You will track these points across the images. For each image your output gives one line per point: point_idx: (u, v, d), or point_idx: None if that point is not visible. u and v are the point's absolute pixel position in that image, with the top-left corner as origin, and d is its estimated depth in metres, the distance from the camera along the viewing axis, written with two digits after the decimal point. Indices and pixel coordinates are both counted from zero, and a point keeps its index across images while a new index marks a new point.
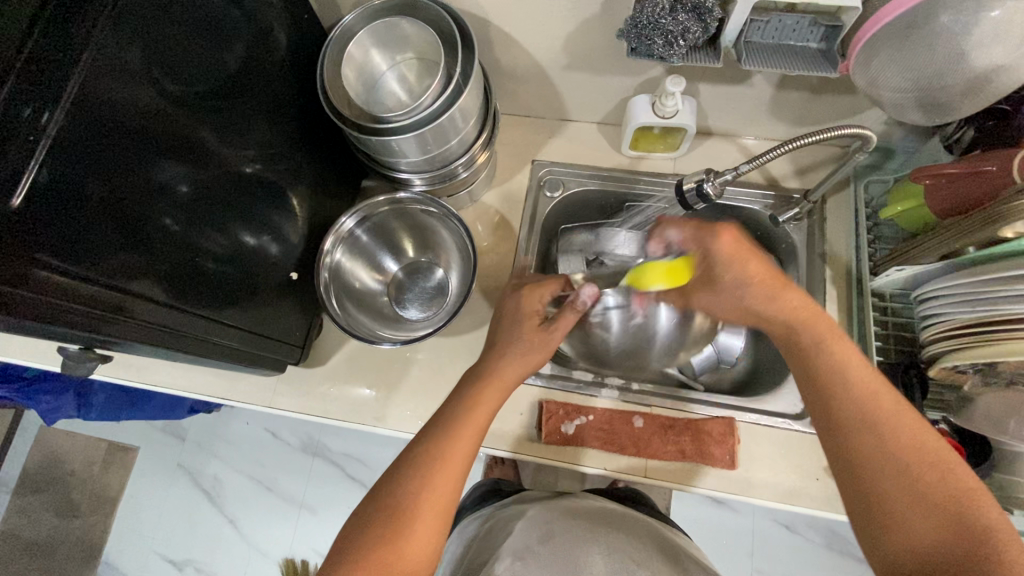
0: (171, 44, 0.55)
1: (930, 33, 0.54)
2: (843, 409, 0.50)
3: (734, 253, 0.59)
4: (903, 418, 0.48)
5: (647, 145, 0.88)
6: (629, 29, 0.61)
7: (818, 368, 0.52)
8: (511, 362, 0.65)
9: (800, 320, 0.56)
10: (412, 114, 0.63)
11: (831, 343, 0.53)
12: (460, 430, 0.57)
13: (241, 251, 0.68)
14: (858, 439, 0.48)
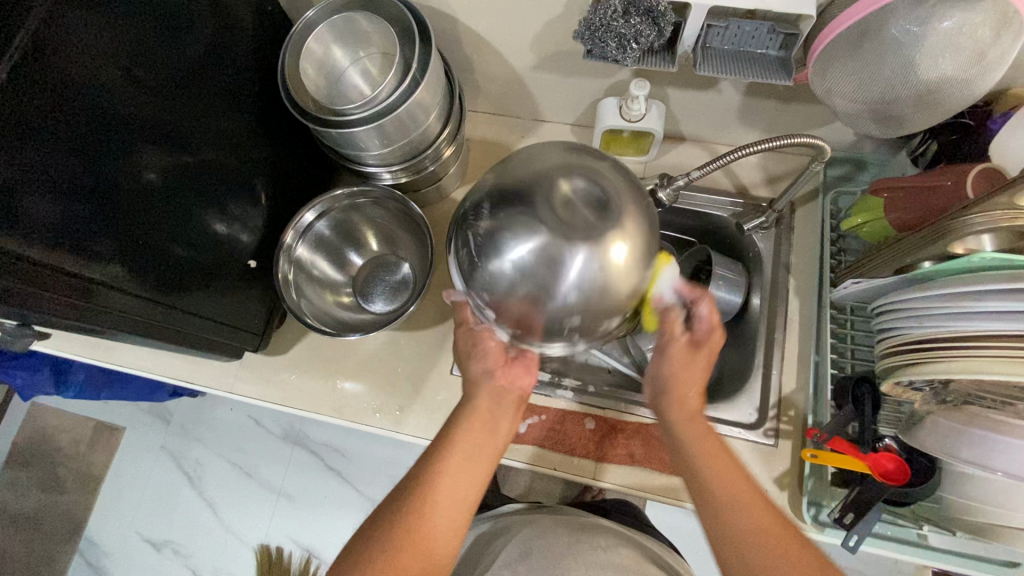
0: (127, 33, 0.55)
1: (881, 43, 0.53)
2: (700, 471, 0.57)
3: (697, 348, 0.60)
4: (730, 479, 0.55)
5: (619, 148, 0.88)
6: (583, 31, 0.61)
7: (701, 469, 0.57)
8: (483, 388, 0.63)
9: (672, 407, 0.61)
10: (369, 106, 0.63)
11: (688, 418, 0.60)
12: (441, 478, 0.57)
13: (211, 238, 0.70)
14: (746, 544, 0.52)
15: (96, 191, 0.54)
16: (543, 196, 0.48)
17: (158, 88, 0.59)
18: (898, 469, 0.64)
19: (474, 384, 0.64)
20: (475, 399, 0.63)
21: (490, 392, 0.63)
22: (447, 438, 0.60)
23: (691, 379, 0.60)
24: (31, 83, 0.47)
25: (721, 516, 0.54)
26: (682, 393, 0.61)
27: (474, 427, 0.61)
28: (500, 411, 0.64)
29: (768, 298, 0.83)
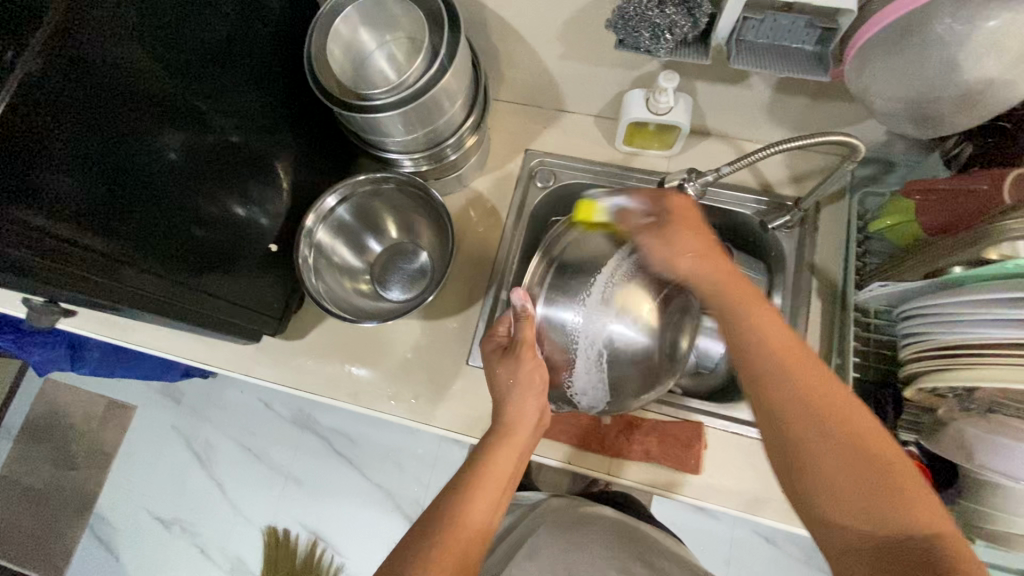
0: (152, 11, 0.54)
1: (924, 40, 0.52)
2: (762, 357, 0.50)
3: (676, 221, 0.57)
4: (815, 371, 0.49)
5: (642, 141, 0.87)
6: (616, 20, 0.60)
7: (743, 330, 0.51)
8: (521, 412, 0.65)
9: (718, 285, 0.54)
10: (396, 91, 0.62)
11: (749, 305, 0.52)
12: (479, 499, 0.60)
13: (229, 220, 0.70)
14: (793, 398, 0.48)
15: (117, 168, 0.54)
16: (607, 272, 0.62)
17: (181, 68, 0.59)
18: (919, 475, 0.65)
19: (518, 413, 0.65)
20: (516, 429, 0.64)
21: (523, 423, 0.65)
22: (485, 466, 0.62)
23: (719, 271, 0.55)
24: (56, 58, 0.46)
25: (777, 391, 0.49)
26: (665, 259, 0.57)
27: (512, 453, 0.64)
28: (531, 444, 0.67)
29: (789, 298, 0.81)
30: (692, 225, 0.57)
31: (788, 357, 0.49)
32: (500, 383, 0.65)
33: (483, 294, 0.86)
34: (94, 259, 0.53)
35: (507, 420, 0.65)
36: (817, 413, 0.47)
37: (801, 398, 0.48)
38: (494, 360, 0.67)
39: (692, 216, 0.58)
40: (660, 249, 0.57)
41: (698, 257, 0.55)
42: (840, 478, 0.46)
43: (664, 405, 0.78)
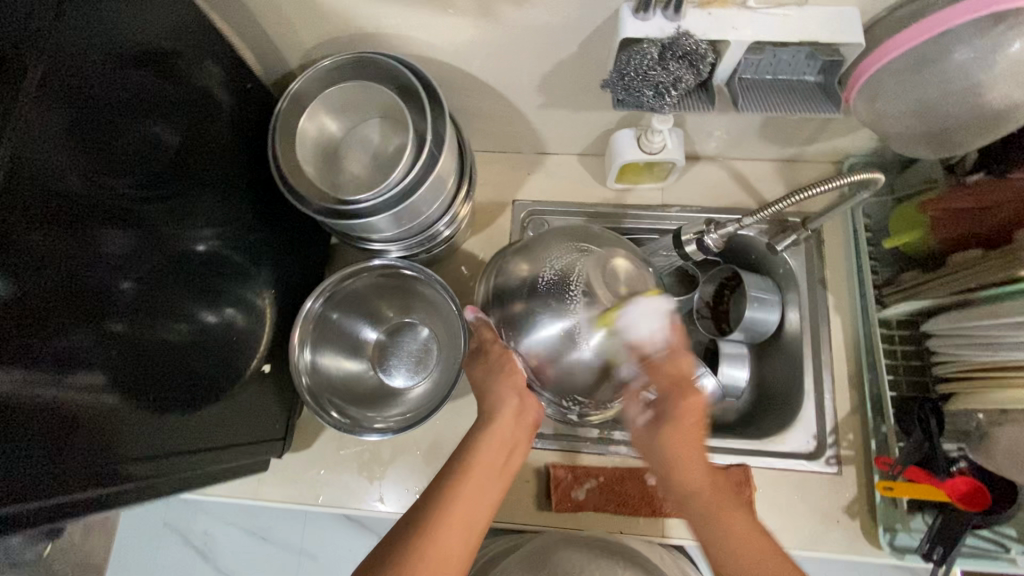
0: (103, 127, 0.46)
1: (944, 70, 0.50)
2: (690, 505, 0.56)
3: (685, 419, 0.59)
4: (729, 517, 0.54)
5: (634, 176, 0.82)
6: (614, 80, 0.55)
7: (670, 480, 0.58)
8: (506, 414, 0.60)
9: (668, 450, 0.58)
10: (383, 192, 0.55)
11: (681, 462, 0.57)
12: (457, 499, 0.54)
13: (205, 333, 0.62)
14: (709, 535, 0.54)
15: (81, 312, 0.45)
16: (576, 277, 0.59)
17: (138, 180, 0.51)
18: (978, 493, 0.63)
19: (497, 401, 0.61)
20: (500, 410, 0.60)
21: (513, 417, 0.61)
22: (460, 463, 0.57)
23: (686, 418, 0.58)
24: (4, 198, 0.38)
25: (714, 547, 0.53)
26: (657, 457, 0.59)
27: (495, 441, 0.59)
28: (520, 436, 0.61)
29: (807, 317, 0.79)
30: (686, 423, 0.58)
31: (709, 501, 0.56)
32: (478, 383, 0.63)
33: None
34: (72, 424, 0.44)
35: (485, 413, 0.61)
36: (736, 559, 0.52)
37: (712, 526, 0.54)
38: (469, 364, 0.65)
39: (694, 404, 0.59)
40: (661, 434, 0.59)
41: (676, 445, 0.58)
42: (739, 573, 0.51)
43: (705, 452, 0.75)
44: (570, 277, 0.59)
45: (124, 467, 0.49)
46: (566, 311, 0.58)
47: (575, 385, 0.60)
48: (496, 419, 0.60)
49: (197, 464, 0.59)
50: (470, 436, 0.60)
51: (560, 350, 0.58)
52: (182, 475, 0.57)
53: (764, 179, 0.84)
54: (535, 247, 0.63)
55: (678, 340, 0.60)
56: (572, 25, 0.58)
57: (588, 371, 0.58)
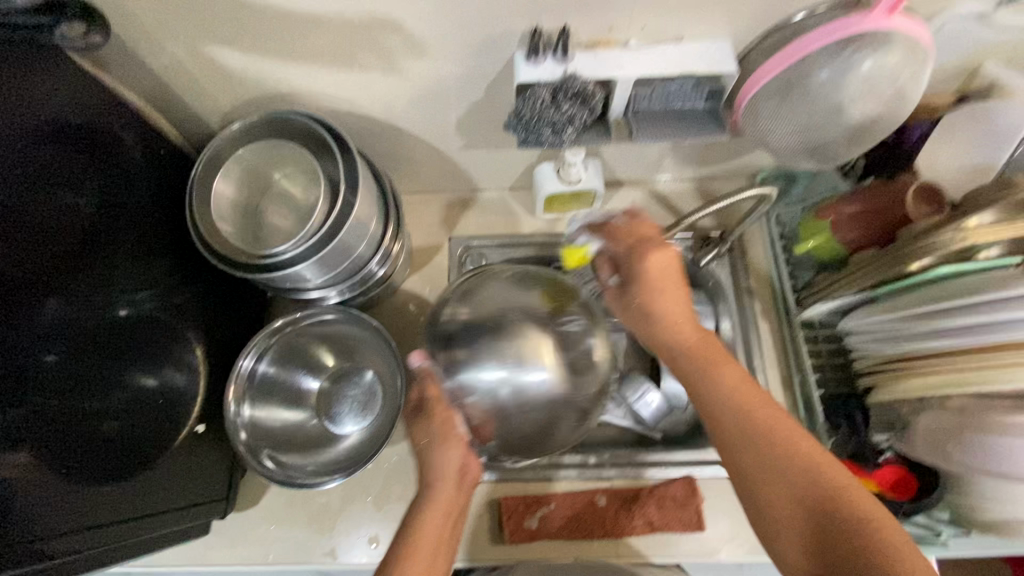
0: (0, 204, 0.47)
1: (809, 89, 0.54)
2: (726, 416, 0.53)
3: (659, 277, 0.58)
4: (774, 417, 0.52)
5: (562, 206, 0.86)
6: (515, 122, 0.58)
7: (698, 388, 0.55)
8: (445, 481, 0.61)
9: (698, 354, 0.56)
10: (303, 241, 0.57)
11: (714, 369, 0.55)
12: None
13: (140, 398, 0.62)
14: (739, 436, 0.52)
15: None
16: (529, 327, 0.63)
17: (47, 253, 0.51)
18: (905, 481, 0.66)
19: (437, 472, 0.62)
20: (438, 478, 0.61)
21: (451, 482, 0.61)
22: (405, 547, 0.58)
23: (671, 283, 0.58)
24: None
25: (741, 467, 0.52)
26: (644, 316, 0.59)
27: (438, 514, 0.60)
28: (463, 499, 0.62)
29: (738, 326, 0.82)
30: (667, 279, 0.58)
31: (747, 409, 0.53)
32: (418, 447, 0.63)
33: None
34: None
35: (426, 484, 0.61)
36: (784, 470, 0.50)
37: (763, 446, 0.51)
38: (411, 423, 0.65)
39: (672, 270, 0.59)
40: (646, 304, 0.58)
41: (662, 303, 0.58)
42: (788, 495, 0.49)
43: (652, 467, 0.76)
44: (523, 327, 0.63)
45: (43, 546, 0.49)
46: (512, 360, 0.62)
47: (515, 438, 0.64)
48: (438, 488, 0.61)
49: (134, 530, 0.58)
50: (413, 511, 0.60)
51: (505, 400, 0.62)
52: (114, 544, 0.56)
53: (685, 198, 0.88)
54: (484, 287, 0.66)
55: (636, 225, 0.61)
56: (474, 72, 0.61)
57: (531, 421, 0.63)
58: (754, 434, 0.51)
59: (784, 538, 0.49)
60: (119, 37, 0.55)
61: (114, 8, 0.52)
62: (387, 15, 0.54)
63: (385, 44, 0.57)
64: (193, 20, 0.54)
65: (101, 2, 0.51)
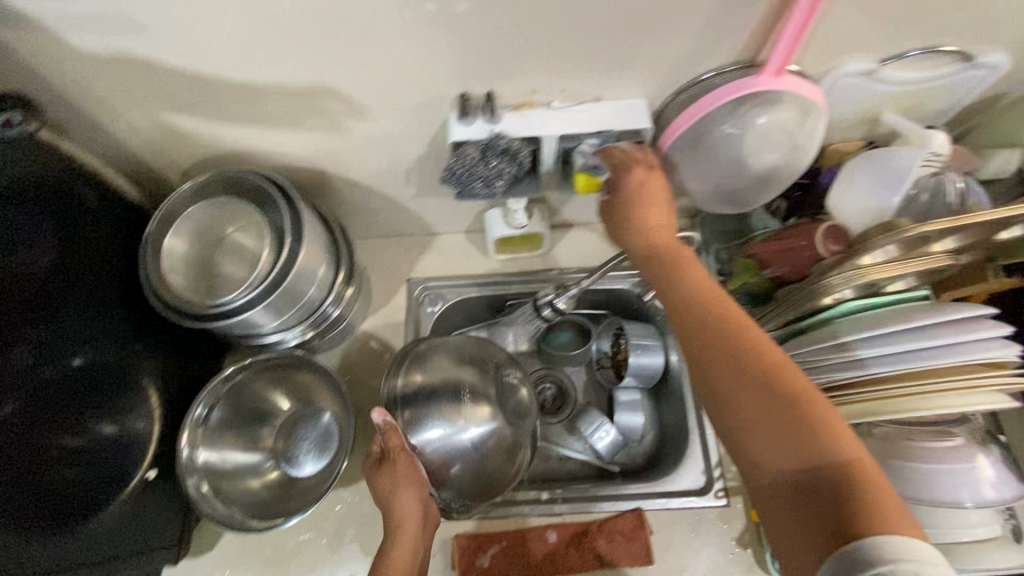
0: None
1: (715, 141, 0.59)
2: (689, 313, 0.52)
3: (641, 189, 0.59)
4: (735, 317, 0.50)
5: (514, 248, 0.90)
6: (449, 178, 0.63)
7: (655, 278, 0.56)
8: (411, 518, 0.65)
9: (661, 251, 0.57)
10: (250, 290, 0.61)
11: (681, 270, 0.55)
12: None
13: (94, 448, 0.63)
14: (704, 333, 0.50)
15: None
16: (474, 388, 0.76)
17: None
18: None
19: (401, 512, 0.65)
20: (405, 516, 0.65)
21: (417, 518, 0.66)
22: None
23: (657, 193, 0.59)
24: None
25: (708, 375, 0.49)
26: (625, 223, 0.59)
27: (410, 548, 0.64)
28: (425, 536, 0.67)
29: None
30: (654, 194, 0.59)
31: (719, 316, 0.51)
32: (381, 495, 0.67)
33: None
34: None
35: (391, 526, 0.65)
36: (742, 361, 0.48)
37: (721, 343, 0.49)
38: (370, 474, 0.69)
39: (658, 183, 0.59)
40: (628, 211, 0.59)
41: (644, 208, 0.58)
42: (747, 388, 0.47)
43: (602, 501, 0.78)
44: (463, 390, 0.76)
45: None
46: (455, 418, 0.74)
47: (466, 483, 0.74)
48: (403, 527, 0.65)
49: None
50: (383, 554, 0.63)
51: (456, 453, 0.73)
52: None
53: None
54: (435, 355, 0.77)
55: (638, 150, 0.61)
56: (415, 130, 0.66)
57: (478, 467, 0.74)
58: (716, 326, 0.50)
59: (755, 441, 0.46)
60: (79, 106, 0.59)
61: (73, 82, 0.56)
62: (328, 83, 0.59)
63: (328, 108, 0.62)
64: (147, 91, 0.58)
65: (60, 77, 0.56)
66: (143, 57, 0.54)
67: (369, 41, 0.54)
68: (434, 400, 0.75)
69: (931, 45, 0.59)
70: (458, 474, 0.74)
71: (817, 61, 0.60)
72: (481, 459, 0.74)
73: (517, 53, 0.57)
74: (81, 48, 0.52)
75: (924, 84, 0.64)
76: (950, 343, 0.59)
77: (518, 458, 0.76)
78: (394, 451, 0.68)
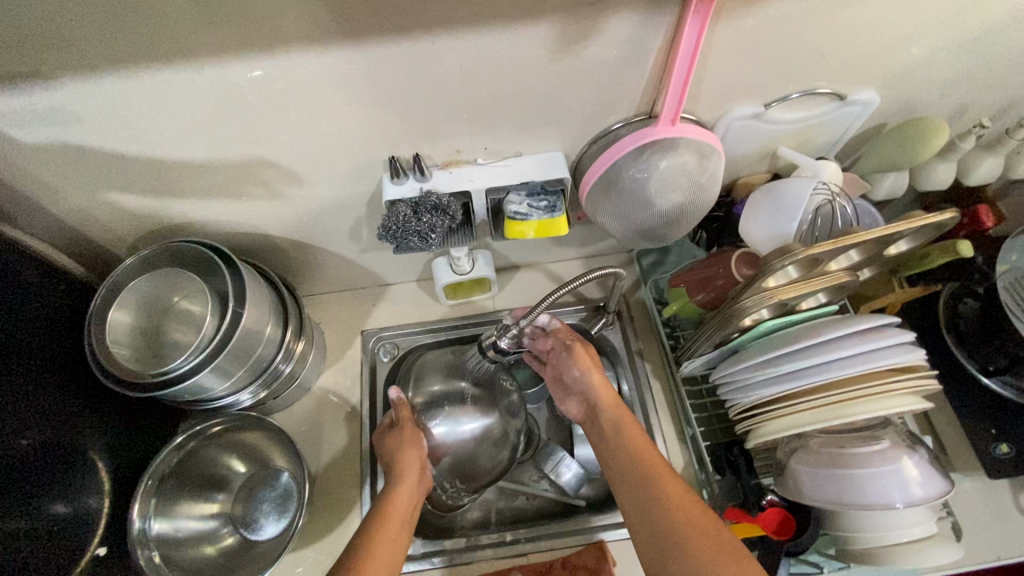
0: None
1: (628, 183, 0.65)
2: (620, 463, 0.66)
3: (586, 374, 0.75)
4: (665, 481, 0.61)
5: (464, 292, 0.94)
6: (385, 233, 0.67)
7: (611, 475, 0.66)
8: (411, 465, 0.71)
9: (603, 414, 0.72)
10: (194, 353, 0.62)
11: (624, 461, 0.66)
12: (379, 548, 0.60)
13: (46, 528, 0.62)
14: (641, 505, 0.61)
15: None
16: (473, 388, 0.80)
17: None
18: (786, 521, 0.71)
19: (402, 465, 0.71)
20: (405, 467, 0.70)
21: (416, 467, 0.71)
22: (380, 516, 0.65)
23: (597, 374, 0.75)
24: None
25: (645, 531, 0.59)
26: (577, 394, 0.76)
27: (407, 495, 0.68)
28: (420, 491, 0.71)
29: (634, 385, 0.89)
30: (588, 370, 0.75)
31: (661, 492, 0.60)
32: (386, 454, 0.73)
33: (358, 493, 0.81)
34: None
35: (393, 475, 0.70)
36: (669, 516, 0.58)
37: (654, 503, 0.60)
38: (380, 439, 0.75)
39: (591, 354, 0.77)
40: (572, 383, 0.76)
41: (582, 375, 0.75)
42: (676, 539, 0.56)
43: (565, 535, 0.78)
44: (458, 388, 0.80)
45: None
46: (457, 413, 0.78)
47: (459, 466, 0.78)
48: (404, 474, 0.70)
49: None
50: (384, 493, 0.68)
51: (460, 441, 0.78)
52: None
53: (576, 275, 0.97)
54: (428, 370, 0.82)
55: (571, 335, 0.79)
56: (353, 191, 0.70)
57: (475, 454, 0.79)
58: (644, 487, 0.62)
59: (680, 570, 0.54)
60: (21, 193, 0.62)
61: (14, 171, 0.59)
62: (265, 155, 0.63)
63: (268, 178, 0.66)
64: (90, 174, 0.62)
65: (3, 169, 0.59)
66: (84, 144, 0.57)
67: (300, 116, 0.59)
68: (435, 395, 0.79)
69: (806, 89, 0.67)
70: (462, 460, 0.78)
71: (709, 107, 0.67)
72: (479, 450, 0.79)
73: (439, 119, 0.62)
74: (21, 141, 0.56)
75: (809, 121, 0.72)
76: (858, 353, 0.63)
77: (503, 451, 0.81)
78: (403, 418, 0.75)
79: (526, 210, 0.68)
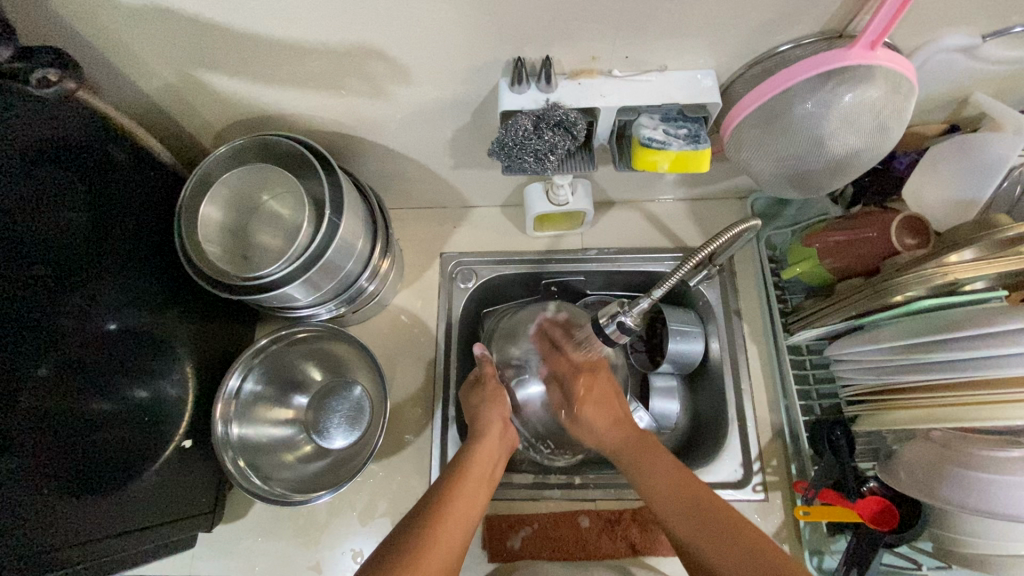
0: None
1: (795, 119, 0.54)
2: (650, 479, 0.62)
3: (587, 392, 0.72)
4: (720, 508, 0.57)
5: (552, 224, 0.86)
6: (498, 150, 0.60)
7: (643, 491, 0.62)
8: (494, 428, 0.68)
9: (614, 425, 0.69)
10: (286, 262, 0.58)
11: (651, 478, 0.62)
12: (456, 502, 0.58)
13: (127, 409, 0.66)
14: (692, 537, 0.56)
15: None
16: None
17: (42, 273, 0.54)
18: (885, 513, 0.65)
19: (485, 425, 0.68)
20: (489, 429, 0.68)
21: (497, 435, 0.68)
22: (458, 470, 0.62)
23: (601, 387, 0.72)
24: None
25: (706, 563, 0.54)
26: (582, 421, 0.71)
27: (489, 456, 0.65)
28: (502, 452, 0.68)
29: (726, 346, 0.83)
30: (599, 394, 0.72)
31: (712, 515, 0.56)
32: (471, 409, 0.72)
33: (429, 417, 0.80)
34: None
35: (476, 431, 0.68)
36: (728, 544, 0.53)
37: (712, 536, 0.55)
38: (467, 395, 0.74)
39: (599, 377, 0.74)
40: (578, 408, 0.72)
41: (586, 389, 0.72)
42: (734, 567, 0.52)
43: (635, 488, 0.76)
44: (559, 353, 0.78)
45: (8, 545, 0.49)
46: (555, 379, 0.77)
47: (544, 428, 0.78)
48: (485, 433, 0.68)
49: (116, 544, 0.59)
50: (465, 449, 0.66)
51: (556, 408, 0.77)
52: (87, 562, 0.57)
53: (677, 219, 0.88)
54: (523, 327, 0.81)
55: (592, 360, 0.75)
56: (460, 97, 0.62)
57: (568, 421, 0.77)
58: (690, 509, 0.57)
59: None
60: (110, 62, 0.56)
61: (102, 35, 0.53)
62: (372, 43, 0.54)
63: (371, 71, 0.58)
64: (183, 48, 0.55)
65: (90, 30, 0.52)
66: (177, 10, 0.50)
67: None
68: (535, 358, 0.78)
69: None
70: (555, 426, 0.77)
71: (910, 33, 0.54)
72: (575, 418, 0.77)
73: (579, 17, 0.52)
74: None
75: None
76: None
77: None
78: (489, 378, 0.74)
79: (664, 139, 0.58)
